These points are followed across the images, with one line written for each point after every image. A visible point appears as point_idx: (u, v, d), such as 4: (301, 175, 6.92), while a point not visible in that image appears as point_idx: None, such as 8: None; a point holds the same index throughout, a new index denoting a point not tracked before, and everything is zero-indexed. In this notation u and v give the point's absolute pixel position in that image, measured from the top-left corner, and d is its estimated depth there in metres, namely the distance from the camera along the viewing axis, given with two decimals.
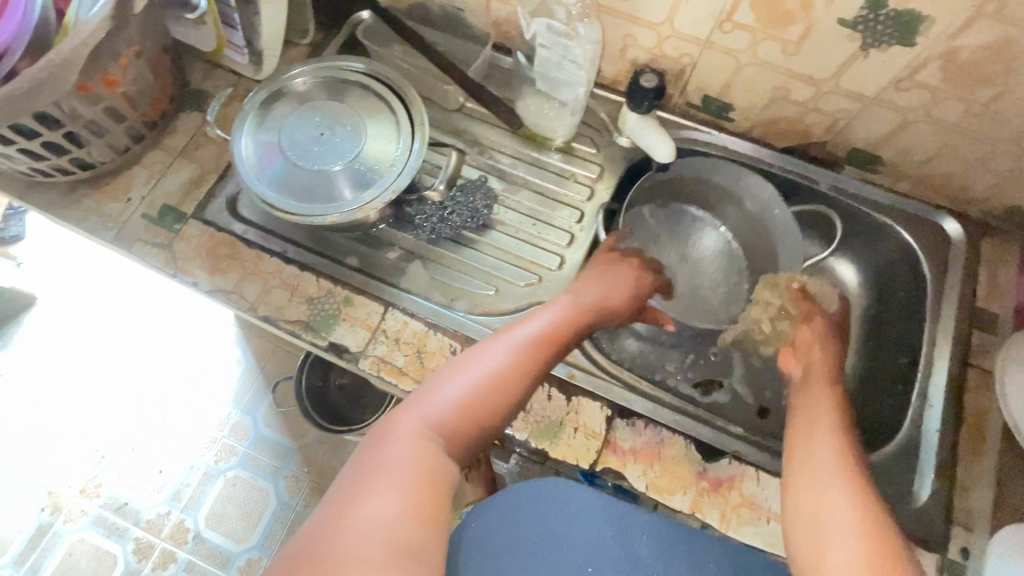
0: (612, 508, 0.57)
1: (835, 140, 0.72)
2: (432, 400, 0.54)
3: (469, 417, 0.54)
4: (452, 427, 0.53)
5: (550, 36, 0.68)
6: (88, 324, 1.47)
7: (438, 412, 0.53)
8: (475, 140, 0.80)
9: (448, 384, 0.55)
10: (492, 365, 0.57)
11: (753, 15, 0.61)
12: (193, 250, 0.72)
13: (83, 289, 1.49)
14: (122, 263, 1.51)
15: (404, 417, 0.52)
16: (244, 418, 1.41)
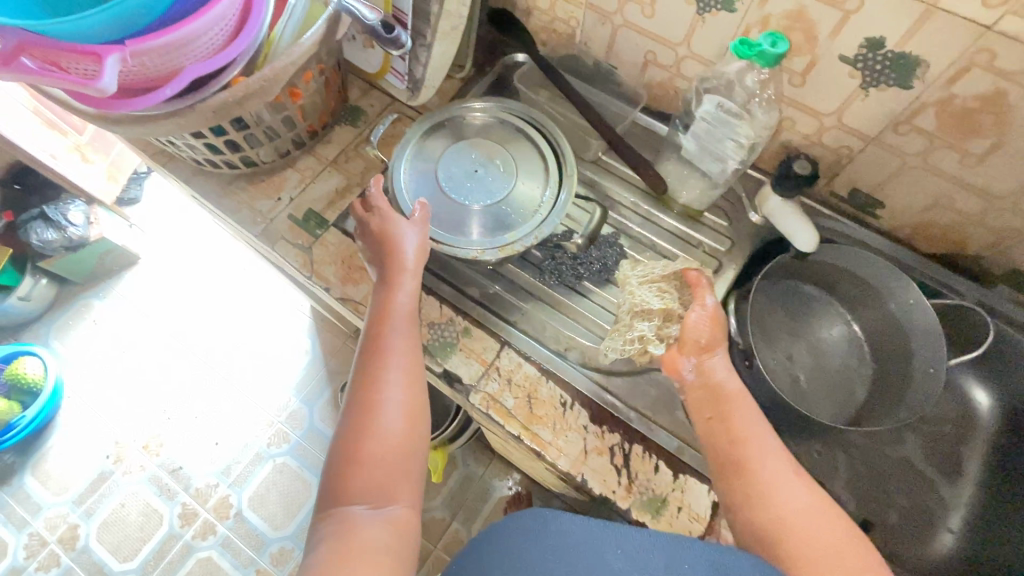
0: (596, 531, 0.49)
1: (993, 256, 0.69)
2: (371, 430, 0.55)
3: (402, 450, 0.55)
4: (392, 458, 0.55)
5: (717, 113, 0.68)
6: (181, 290, 1.56)
7: (383, 446, 0.55)
8: (607, 194, 0.81)
9: (379, 408, 0.56)
10: (396, 386, 0.58)
11: (936, 122, 0.60)
12: (330, 256, 0.76)
13: (182, 257, 1.60)
14: (219, 239, 1.61)
15: (352, 459, 0.54)
16: (301, 408, 1.45)
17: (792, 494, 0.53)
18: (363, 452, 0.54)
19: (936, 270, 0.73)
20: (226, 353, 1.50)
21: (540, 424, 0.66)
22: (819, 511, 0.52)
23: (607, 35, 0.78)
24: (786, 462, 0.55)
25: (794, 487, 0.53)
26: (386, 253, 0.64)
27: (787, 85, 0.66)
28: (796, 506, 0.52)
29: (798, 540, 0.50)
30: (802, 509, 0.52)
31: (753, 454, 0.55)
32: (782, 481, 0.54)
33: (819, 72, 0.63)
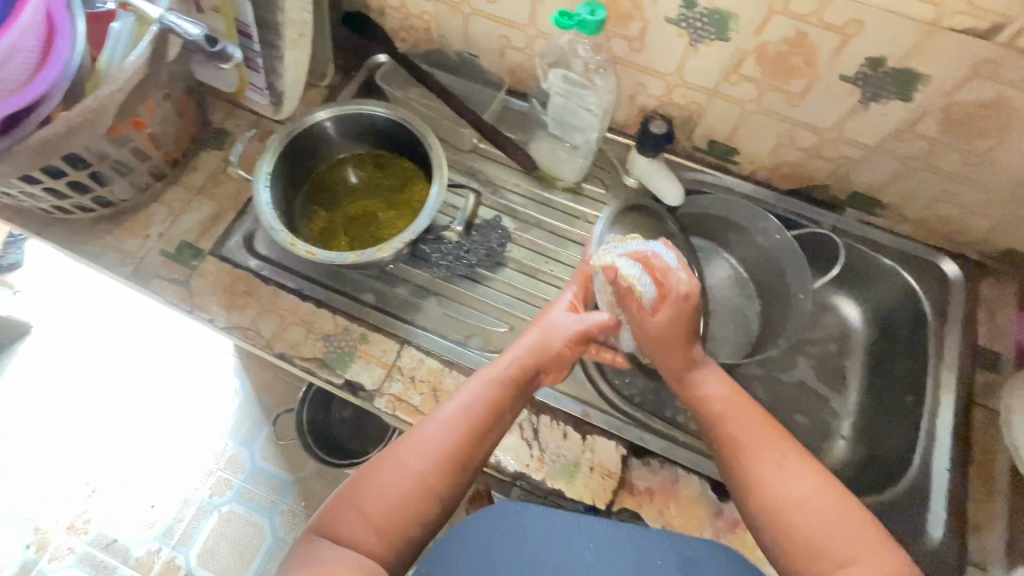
0: (569, 522, 0.57)
1: (837, 183, 0.75)
2: (379, 475, 0.53)
3: (409, 497, 0.52)
4: (383, 504, 0.52)
5: (566, 86, 0.72)
6: (86, 351, 1.44)
7: (372, 492, 0.52)
8: (489, 180, 0.82)
9: (397, 461, 0.54)
10: (439, 440, 0.55)
11: (760, 68, 0.64)
12: (211, 286, 0.73)
13: (81, 317, 1.47)
14: (121, 291, 1.49)
15: (340, 507, 0.52)
16: (239, 452, 1.36)
17: (795, 481, 0.53)
18: (352, 499, 0.52)
19: (795, 201, 0.79)
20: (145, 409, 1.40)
21: None
22: (820, 497, 0.52)
23: (460, 24, 0.79)
24: (782, 444, 0.56)
25: (793, 475, 0.53)
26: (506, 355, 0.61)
27: (629, 51, 0.70)
28: (797, 491, 0.52)
29: (798, 522, 0.51)
30: (801, 495, 0.52)
31: (749, 437, 0.56)
32: (803, 476, 0.53)
33: (652, 35, 0.66)
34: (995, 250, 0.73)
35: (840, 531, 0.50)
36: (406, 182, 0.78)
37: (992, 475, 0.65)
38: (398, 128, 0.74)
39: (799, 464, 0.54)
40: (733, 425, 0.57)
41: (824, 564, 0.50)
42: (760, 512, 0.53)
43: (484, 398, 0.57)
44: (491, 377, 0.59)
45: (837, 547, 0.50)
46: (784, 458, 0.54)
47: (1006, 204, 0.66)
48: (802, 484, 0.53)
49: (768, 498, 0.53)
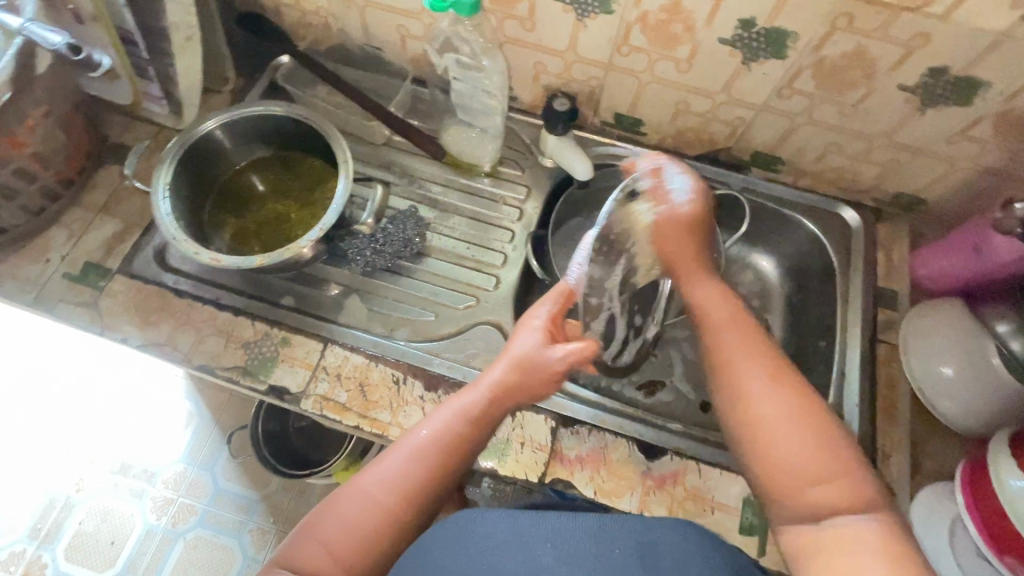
0: (521, 522, 0.50)
1: (738, 144, 0.78)
2: (344, 504, 0.53)
3: (373, 530, 0.52)
4: (347, 537, 0.51)
5: (459, 70, 0.73)
6: (1, 391, 1.28)
7: (335, 524, 0.52)
8: (405, 171, 0.82)
9: (362, 492, 0.53)
10: (407, 475, 0.54)
11: (645, 38, 0.66)
12: (121, 306, 0.71)
13: None
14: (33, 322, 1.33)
15: (302, 537, 0.52)
16: (201, 475, 1.23)
17: (764, 397, 0.52)
18: (315, 528, 0.52)
19: (703, 165, 0.81)
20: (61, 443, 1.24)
21: (377, 409, 0.66)
22: (790, 410, 0.51)
23: (357, 17, 0.78)
24: (777, 384, 0.53)
25: (766, 393, 0.52)
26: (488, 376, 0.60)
27: (522, 31, 0.70)
28: (768, 407, 0.51)
29: (769, 438, 0.50)
30: (771, 410, 0.51)
31: (729, 356, 0.55)
32: (780, 393, 0.52)
33: (540, 14, 0.67)
34: (887, 195, 0.77)
35: (813, 448, 0.49)
36: (316, 180, 0.77)
37: (897, 404, 0.69)
38: (298, 126, 0.73)
39: (786, 381, 0.52)
40: (726, 357, 0.56)
41: (797, 480, 0.48)
42: (737, 426, 0.53)
43: (452, 431, 0.57)
44: (456, 413, 0.57)
45: (807, 463, 0.48)
46: (758, 376, 0.53)
47: (888, 149, 0.70)
48: (773, 402, 0.51)
49: (745, 411, 0.52)
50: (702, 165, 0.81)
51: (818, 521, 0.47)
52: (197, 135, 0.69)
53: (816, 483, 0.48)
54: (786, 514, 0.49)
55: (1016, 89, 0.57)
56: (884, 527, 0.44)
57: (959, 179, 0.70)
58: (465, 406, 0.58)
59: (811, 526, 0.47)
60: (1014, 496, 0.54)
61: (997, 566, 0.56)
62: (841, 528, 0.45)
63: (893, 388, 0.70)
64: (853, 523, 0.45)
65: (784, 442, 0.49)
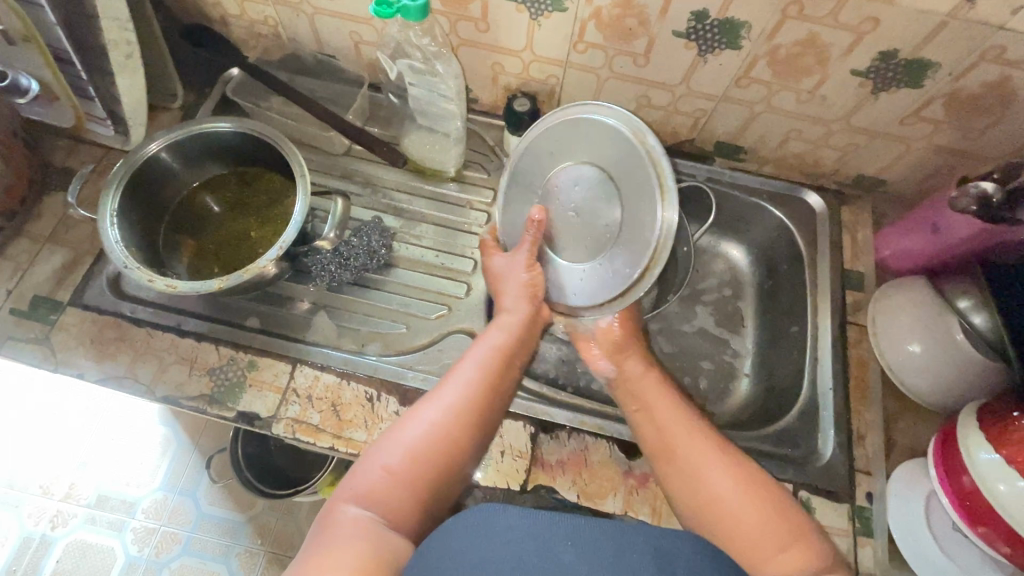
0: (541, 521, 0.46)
1: (701, 135, 0.78)
2: (405, 433, 0.54)
3: (436, 450, 0.53)
4: (411, 461, 0.52)
5: (414, 75, 0.71)
6: None
7: (397, 453, 0.52)
8: (367, 181, 0.80)
9: (419, 419, 0.55)
10: (462, 398, 0.57)
11: (600, 34, 0.65)
12: (75, 339, 0.67)
13: None
14: None
15: (364, 473, 0.52)
16: (182, 501, 1.20)
17: (716, 480, 0.55)
18: (376, 461, 0.52)
19: (667, 157, 0.81)
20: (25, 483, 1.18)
21: (352, 427, 0.65)
22: (742, 490, 0.54)
23: (307, 25, 0.75)
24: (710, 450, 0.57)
25: (720, 474, 0.55)
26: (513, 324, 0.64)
27: (477, 33, 0.69)
28: (719, 489, 0.54)
29: (728, 518, 0.52)
30: (726, 493, 0.54)
31: (669, 441, 0.59)
32: (731, 475, 0.55)
33: (493, 14, 0.66)
34: (848, 178, 0.78)
35: (763, 519, 0.52)
36: (275, 197, 0.75)
37: (869, 384, 0.70)
38: (251, 142, 0.71)
39: (736, 468, 0.55)
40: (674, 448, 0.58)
41: (760, 550, 0.50)
42: (696, 511, 0.55)
43: (495, 356, 0.61)
44: (494, 340, 0.62)
45: (763, 530, 0.51)
46: (706, 457, 0.56)
47: (846, 133, 0.71)
48: (725, 481, 0.54)
49: (701, 494, 0.55)
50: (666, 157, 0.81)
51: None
52: (144, 157, 0.66)
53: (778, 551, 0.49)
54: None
55: (963, 69, 0.58)
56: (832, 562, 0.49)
57: (916, 159, 0.71)
58: (500, 332, 0.63)
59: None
60: (983, 468, 0.55)
61: (969, 536, 0.57)
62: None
63: (865, 369, 0.71)
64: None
65: (742, 521, 0.52)
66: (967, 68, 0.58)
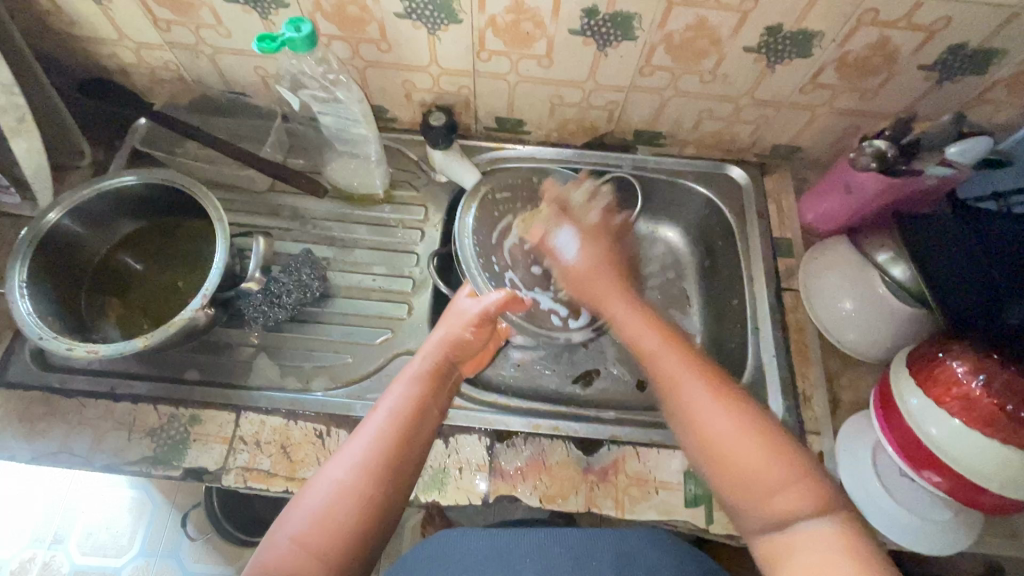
0: (498, 541, 0.59)
1: (619, 126, 0.79)
2: (311, 495, 0.50)
3: (349, 513, 0.49)
4: (324, 530, 0.48)
5: (321, 104, 0.70)
6: None
7: (305, 521, 0.48)
8: (295, 214, 0.79)
9: (332, 482, 0.50)
10: (378, 453, 0.52)
11: (500, 41, 0.66)
12: (3, 420, 0.64)
13: None
14: None
15: (273, 549, 0.47)
16: (165, 563, 1.15)
17: (724, 430, 0.51)
18: (288, 526, 0.48)
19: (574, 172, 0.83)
20: None
21: (305, 467, 0.63)
22: (744, 433, 0.50)
23: (209, 65, 0.74)
24: (712, 382, 0.54)
25: (715, 409, 0.52)
26: (433, 371, 0.61)
27: (379, 53, 0.69)
28: (723, 435, 0.51)
29: (733, 469, 0.50)
30: (724, 430, 0.51)
31: (655, 364, 0.58)
32: (735, 414, 0.52)
33: (392, 33, 0.66)
34: (765, 149, 0.80)
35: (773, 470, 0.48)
36: (199, 243, 0.73)
37: (809, 346, 0.72)
38: (162, 191, 0.69)
39: (744, 416, 0.51)
40: (661, 370, 0.57)
41: (762, 489, 0.48)
42: (696, 451, 0.52)
43: (408, 404, 0.57)
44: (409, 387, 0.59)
45: (773, 474, 0.48)
46: (712, 393, 0.53)
47: (755, 108, 0.73)
48: (716, 417, 0.52)
49: (699, 431, 0.52)
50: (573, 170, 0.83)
51: (786, 529, 0.47)
52: (49, 223, 0.64)
53: (774, 494, 0.47)
54: (755, 522, 0.48)
55: (846, 34, 0.60)
56: (843, 534, 0.44)
57: (823, 123, 0.74)
58: (411, 379, 0.60)
59: (773, 534, 0.47)
60: (916, 413, 0.57)
61: (917, 479, 0.59)
62: (810, 531, 0.45)
63: (803, 332, 0.73)
64: (815, 527, 0.45)
65: (745, 462, 0.49)
66: (849, 33, 0.60)
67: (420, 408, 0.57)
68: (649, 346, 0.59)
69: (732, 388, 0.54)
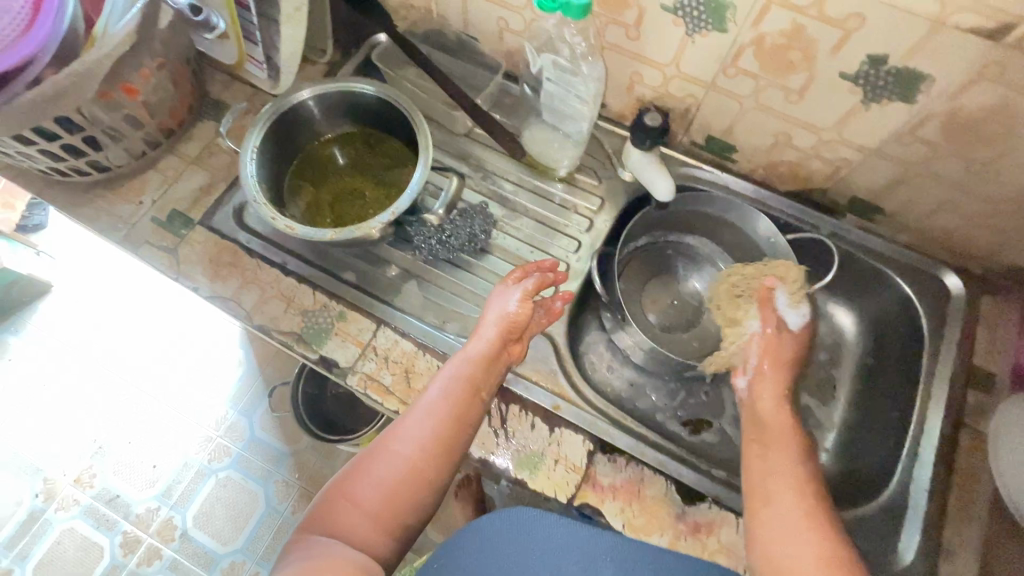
0: (575, 530, 0.56)
1: (837, 187, 0.73)
2: (373, 462, 0.56)
3: (400, 482, 0.55)
4: (376, 494, 0.54)
5: (556, 71, 0.70)
6: (111, 324, 1.47)
7: (364, 484, 0.55)
8: (480, 165, 0.82)
9: (390, 456, 0.56)
10: (430, 437, 0.57)
11: (757, 62, 0.62)
12: (197, 255, 0.74)
13: (100, 289, 1.50)
14: (135, 267, 1.51)
15: (332, 500, 0.54)
16: (240, 420, 1.39)
17: None
18: (347, 483, 0.55)
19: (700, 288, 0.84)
20: (147, 369, 1.43)
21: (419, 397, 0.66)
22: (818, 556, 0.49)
23: (458, 5, 0.77)
24: (808, 512, 0.53)
25: (802, 537, 0.51)
26: (486, 352, 0.62)
27: (625, 39, 0.68)
28: (799, 561, 0.49)
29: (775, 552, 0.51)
30: (797, 554, 0.50)
31: (762, 473, 0.58)
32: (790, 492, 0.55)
33: (647, 23, 0.64)
34: (999, 265, 0.71)
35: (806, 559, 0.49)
36: (395, 163, 0.78)
37: (974, 497, 0.63)
38: (385, 107, 0.74)
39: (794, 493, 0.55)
40: (761, 482, 0.57)
41: None
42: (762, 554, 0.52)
43: (460, 383, 0.60)
44: (462, 368, 0.61)
45: None
46: (799, 519, 0.52)
47: (1012, 216, 0.64)
48: (804, 553, 0.50)
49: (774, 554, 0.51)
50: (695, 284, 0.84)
51: None
52: (290, 105, 0.71)
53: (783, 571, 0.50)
54: None
55: None
56: None
57: None
58: (468, 359, 0.62)
59: None
60: None
61: None
62: None
63: (972, 478, 0.63)
64: None
65: None
66: None
67: (469, 391, 0.60)
68: (766, 440, 0.61)
69: (833, 527, 0.51)
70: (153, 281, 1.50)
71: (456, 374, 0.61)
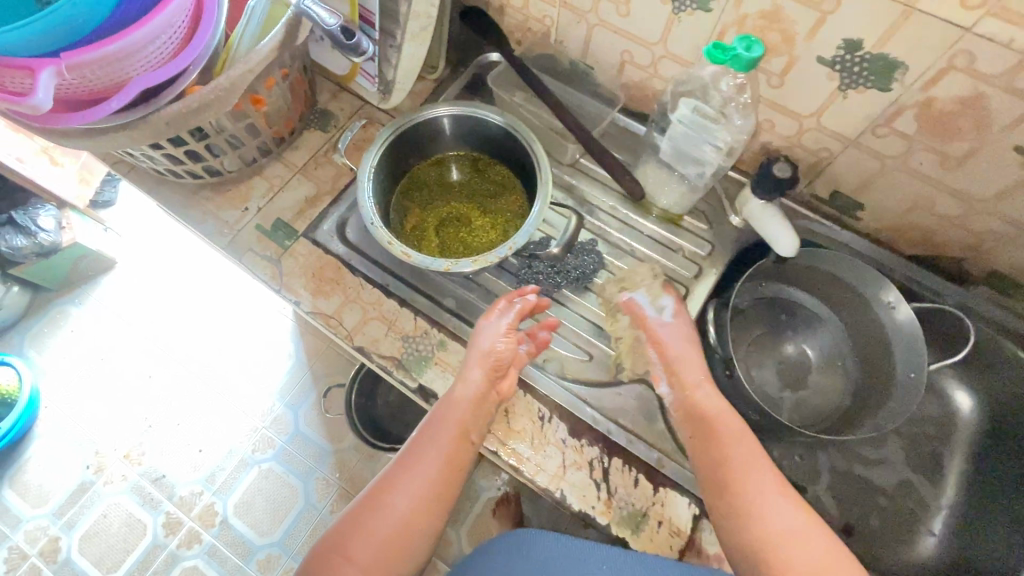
0: (573, 549, 0.61)
1: (974, 258, 0.69)
2: (371, 517, 0.59)
3: (396, 533, 0.59)
4: (375, 546, 0.58)
5: (694, 117, 0.66)
6: (169, 305, 1.47)
7: (361, 537, 0.58)
8: (584, 199, 0.79)
9: (387, 509, 0.60)
10: (424, 484, 0.61)
11: (916, 125, 0.58)
12: (300, 268, 0.73)
13: (161, 269, 1.50)
14: (199, 251, 1.52)
15: (332, 553, 0.58)
16: (286, 413, 1.38)
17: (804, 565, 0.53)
18: (346, 536, 0.59)
19: (811, 353, 0.79)
20: (203, 354, 1.43)
21: (519, 439, 0.65)
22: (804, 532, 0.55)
23: (581, 33, 0.75)
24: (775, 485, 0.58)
25: (782, 511, 0.56)
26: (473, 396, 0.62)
27: (765, 87, 0.65)
28: (787, 536, 0.54)
29: (783, 552, 0.53)
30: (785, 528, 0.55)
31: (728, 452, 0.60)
32: (749, 472, 0.59)
33: (795, 74, 0.61)
34: None
35: (809, 542, 0.54)
36: (501, 190, 0.77)
37: None
38: (501, 134, 0.72)
39: (754, 482, 0.58)
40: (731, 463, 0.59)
41: None
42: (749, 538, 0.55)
43: (450, 429, 0.62)
44: (448, 413, 0.63)
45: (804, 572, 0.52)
46: (773, 491, 0.58)
47: None
48: (785, 525, 0.55)
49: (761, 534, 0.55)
50: (806, 349, 0.80)
51: None
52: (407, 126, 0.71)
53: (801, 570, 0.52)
54: None
55: None
56: None
57: None
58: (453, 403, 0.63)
59: None
60: None
61: None
62: None
63: None
64: None
65: None
66: None
67: (456, 434, 0.62)
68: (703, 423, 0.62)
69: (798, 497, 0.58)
70: (214, 266, 1.51)
71: (445, 420, 0.63)
